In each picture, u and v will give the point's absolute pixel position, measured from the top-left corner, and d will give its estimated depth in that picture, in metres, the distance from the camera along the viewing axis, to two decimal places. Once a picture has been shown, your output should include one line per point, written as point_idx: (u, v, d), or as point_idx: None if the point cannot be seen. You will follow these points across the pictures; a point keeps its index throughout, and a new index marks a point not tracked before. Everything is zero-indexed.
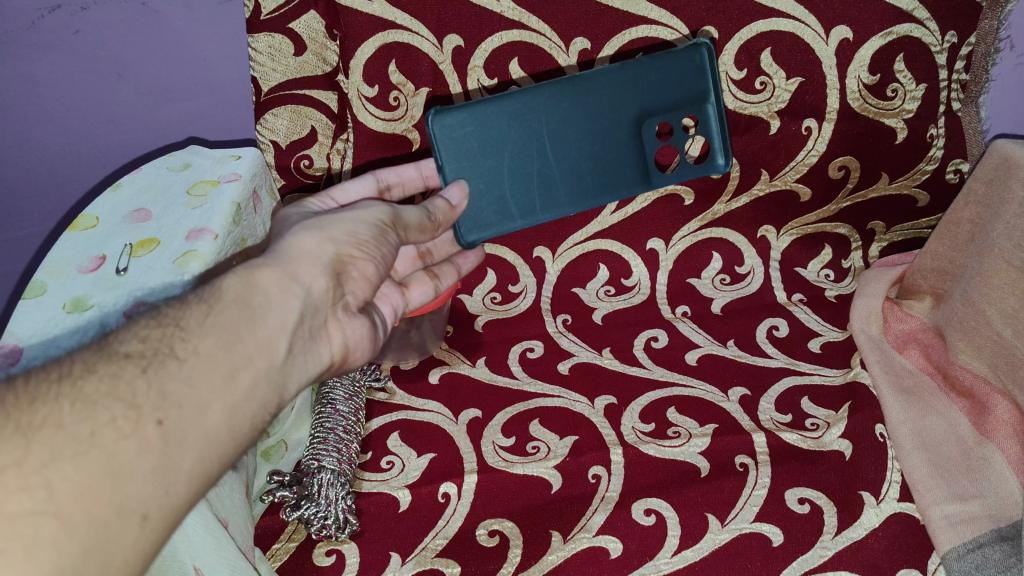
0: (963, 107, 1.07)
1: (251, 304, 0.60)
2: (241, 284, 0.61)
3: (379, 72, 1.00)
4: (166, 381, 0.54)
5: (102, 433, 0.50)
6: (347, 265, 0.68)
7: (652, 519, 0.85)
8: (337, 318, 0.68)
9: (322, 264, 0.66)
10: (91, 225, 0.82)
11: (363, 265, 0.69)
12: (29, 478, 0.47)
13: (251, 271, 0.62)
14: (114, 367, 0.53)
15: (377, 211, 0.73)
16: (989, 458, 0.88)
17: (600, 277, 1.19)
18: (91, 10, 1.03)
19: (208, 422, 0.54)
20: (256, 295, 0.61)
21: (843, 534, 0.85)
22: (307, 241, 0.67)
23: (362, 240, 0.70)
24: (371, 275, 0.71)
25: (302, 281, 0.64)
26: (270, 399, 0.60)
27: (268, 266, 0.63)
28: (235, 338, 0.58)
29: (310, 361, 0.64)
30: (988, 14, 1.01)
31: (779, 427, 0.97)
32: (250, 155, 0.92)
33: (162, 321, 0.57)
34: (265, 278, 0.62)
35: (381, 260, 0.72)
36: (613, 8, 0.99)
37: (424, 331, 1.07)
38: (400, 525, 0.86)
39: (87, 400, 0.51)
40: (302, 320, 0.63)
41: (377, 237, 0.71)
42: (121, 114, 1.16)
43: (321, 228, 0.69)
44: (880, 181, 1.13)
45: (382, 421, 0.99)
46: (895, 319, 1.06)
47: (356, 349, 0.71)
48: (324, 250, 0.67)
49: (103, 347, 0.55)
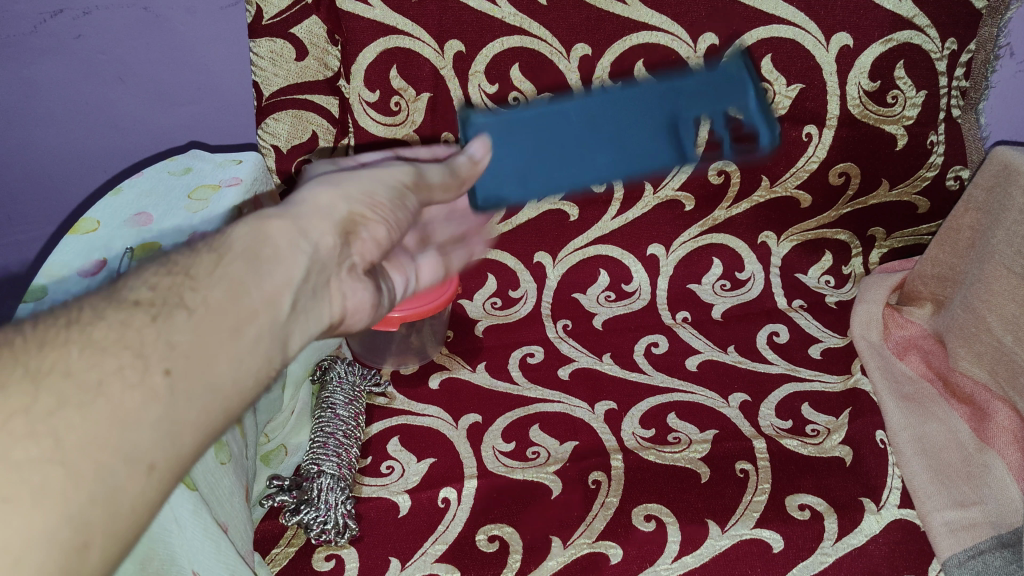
0: (963, 113, 1.08)
1: (261, 257, 0.59)
2: (252, 235, 0.60)
3: (380, 77, 1.01)
4: (174, 330, 0.53)
5: (109, 382, 0.49)
6: (358, 225, 0.67)
7: (652, 525, 0.85)
8: (339, 278, 0.66)
9: (335, 221, 0.65)
10: (92, 228, 0.81)
11: (374, 226, 0.68)
12: (35, 425, 0.46)
13: (262, 224, 0.61)
14: (123, 314, 0.53)
15: (398, 172, 0.73)
16: (989, 464, 0.87)
17: (601, 282, 1.18)
18: (94, 14, 1.04)
19: (214, 372, 0.53)
20: (266, 247, 0.60)
21: (842, 541, 0.84)
22: (321, 197, 0.66)
23: (375, 202, 0.69)
24: (382, 238, 0.69)
25: (312, 235, 0.63)
26: (274, 355, 0.58)
27: (280, 219, 0.62)
28: (242, 288, 0.57)
29: (312, 319, 0.63)
30: (988, 22, 1.01)
31: (779, 433, 0.96)
32: (251, 160, 0.93)
33: (172, 270, 0.57)
34: (276, 230, 0.61)
35: (394, 225, 0.71)
36: (613, 15, 0.99)
37: (424, 335, 1.08)
38: (400, 529, 0.86)
39: (95, 346, 0.50)
40: (309, 275, 0.62)
41: (395, 200, 0.71)
42: (123, 119, 1.16)
43: (338, 185, 0.68)
44: (880, 187, 1.13)
45: (382, 426, 0.99)
46: (895, 325, 1.06)
47: (356, 314, 0.69)
48: (338, 207, 0.66)
49: (113, 295, 0.54)
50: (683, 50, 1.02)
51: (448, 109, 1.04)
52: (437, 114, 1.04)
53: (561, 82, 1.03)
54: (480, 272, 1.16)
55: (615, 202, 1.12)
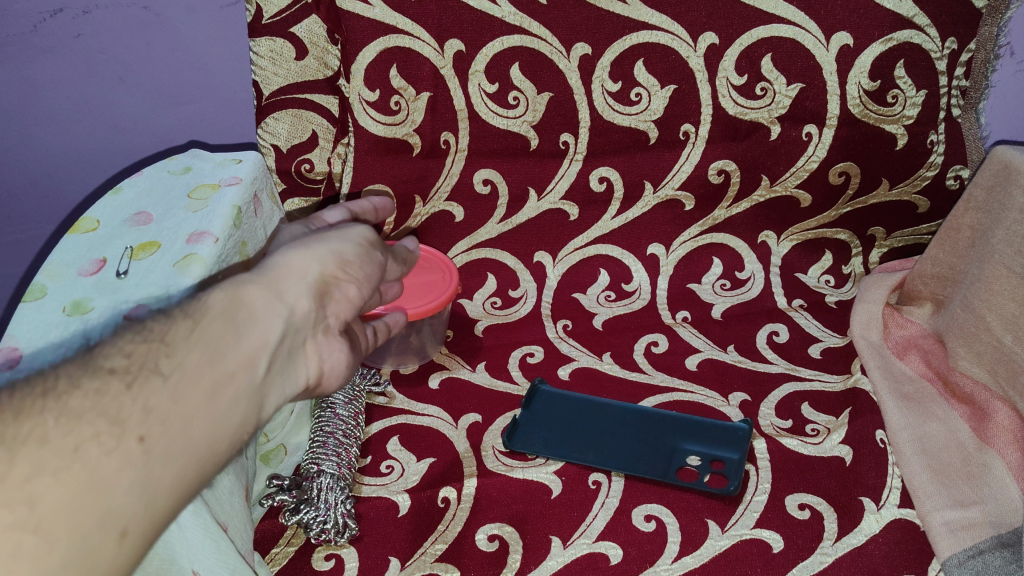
0: (963, 113, 1.08)
1: (237, 320, 0.60)
2: (227, 299, 0.61)
3: (380, 77, 1.00)
4: (149, 397, 0.54)
5: (86, 448, 0.50)
6: (330, 285, 0.69)
7: (652, 525, 0.86)
8: (316, 339, 0.68)
9: (307, 283, 0.66)
10: (92, 228, 0.81)
11: (344, 286, 0.70)
12: (12, 492, 0.48)
13: (237, 287, 0.62)
14: (99, 382, 0.54)
15: (365, 232, 0.75)
16: (990, 464, 0.87)
17: (601, 282, 1.17)
18: (94, 13, 1.04)
19: (190, 437, 0.54)
20: (240, 310, 0.61)
21: (843, 540, 0.84)
22: (296, 257, 0.67)
23: (346, 261, 0.70)
24: (353, 297, 0.71)
25: (286, 296, 0.64)
26: (250, 416, 0.59)
27: (254, 283, 0.63)
28: (219, 351, 0.58)
29: (288, 377, 0.64)
30: (988, 21, 1.02)
31: (779, 432, 0.97)
32: (251, 159, 0.92)
33: (148, 337, 0.57)
34: (250, 294, 0.62)
35: (363, 281, 0.73)
36: (614, 14, 1.00)
37: (424, 335, 1.06)
38: (400, 529, 0.86)
39: (71, 415, 0.51)
40: (284, 338, 0.63)
41: (363, 259, 0.72)
42: (123, 119, 1.16)
43: (309, 246, 0.69)
44: (880, 187, 1.13)
45: (382, 425, 0.98)
46: (895, 324, 1.06)
47: (334, 373, 0.71)
48: (311, 268, 0.67)
49: (89, 362, 0.55)
50: (683, 49, 1.02)
51: (448, 109, 1.03)
52: (437, 114, 1.03)
53: (561, 81, 1.03)
54: (480, 272, 1.16)
55: (615, 201, 1.12)
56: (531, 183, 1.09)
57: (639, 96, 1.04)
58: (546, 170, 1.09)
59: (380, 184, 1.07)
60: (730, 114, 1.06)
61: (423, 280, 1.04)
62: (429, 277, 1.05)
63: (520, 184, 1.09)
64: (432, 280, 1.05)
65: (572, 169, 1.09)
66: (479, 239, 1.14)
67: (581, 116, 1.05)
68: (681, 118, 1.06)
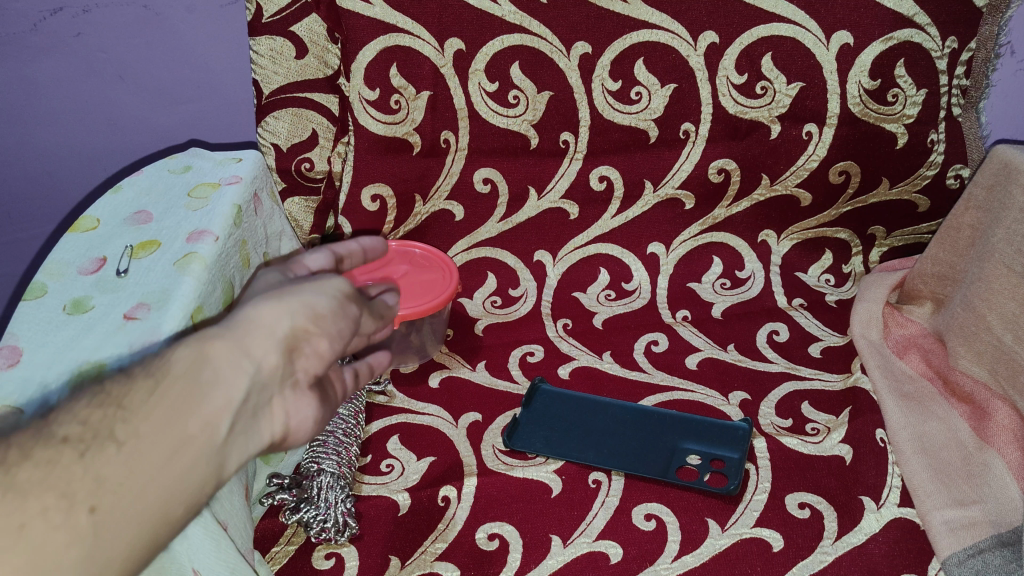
0: (964, 112, 1.08)
1: (200, 380, 0.56)
2: (191, 357, 0.57)
3: (380, 76, 1.00)
4: (103, 467, 0.50)
5: (32, 526, 0.47)
6: (301, 341, 0.63)
7: (652, 524, 0.86)
8: (282, 395, 0.63)
9: (277, 339, 0.61)
10: (92, 226, 0.81)
11: (317, 341, 0.64)
12: None
13: (203, 343, 0.58)
14: (51, 452, 0.50)
15: (338, 284, 0.69)
16: (990, 463, 0.88)
17: (601, 281, 1.17)
18: (94, 12, 1.04)
19: (142, 512, 0.51)
20: (205, 369, 0.56)
21: (843, 540, 0.84)
22: (265, 311, 0.62)
23: (320, 314, 0.65)
24: (326, 352, 0.66)
25: (253, 353, 0.59)
26: (208, 486, 0.55)
27: (221, 338, 0.58)
28: (178, 418, 0.54)
29: (251, 441, 0.59)
30: (988, 20, 1.02)
31: (779, 431, 0.97)
32: (251, 158, 0.92)
33: (105, 401, 0.54)
34: (217, 351, 0.57)
35: (338, 335, 0.67)
36: (614, 13, 1.00)
37: (424, 335, 1.05)
38: (400, 528, 0.86)
39: (14, 492, 0.48)
40: (248, 399, 0.58)
41: (337, 312, 0.67)
42: (123, 118, 1.16)
43: (280, 297, 0.64)
44: (880, 186, 1.13)
45: (382, 424, 0.99)
46: (895, 324, 1.06)
47: (302, 429, 0.66)
48: (281, 323, 0.62)
49: (41, 430, 0.52)
50: (683, 48, 1.02)
51: (448, 108, 1.03)
52: (437, 113, 1.03)
53: (561, 80, 1.03)
54: (480, 271, 1.16)
55: (615, 200, 1.12)
56: (531, 182, 1.09)
57: (639, 94, 1.04)
58: (546, 169, 1.09)
59: (381, 183, 1.07)
60: (730, 113, 1.06)
61: (424, 279, 1.04)
62: (430, 276, 1.05)
63: (520, 182, 1.09)
64: (433, 279, 1.05)
65: (572, 168, 1.09)
66: (480, 238, 1.14)
67: (581, 114, 1.05)
68: (681, 117, 1.06)
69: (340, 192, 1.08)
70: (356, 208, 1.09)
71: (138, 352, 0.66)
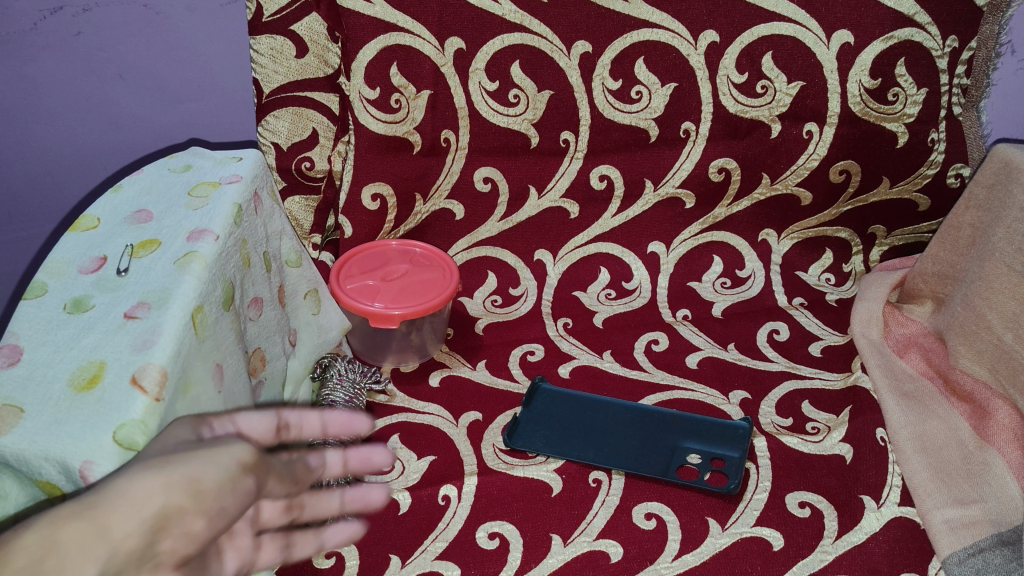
0: (964, 111, 1.09)
1: (41, 572, 0.49)
2: (41, 542, 0.50)
3: (380, 74, 1.00)
4: None
5: None
6: (170, 522, 0.54)
7: (652, 523, 0.86)
8: None
9: (139, 520, 0.53)
10: (93, 226, 0.81)
11: (190, 522, 0.54)
12: None
13: (57, 525, 0.51)
14: None
15: (240, 451, 0.59)
16: (990, 462, 0.88)
17: (601, 281, 1.16)
18: (93, 11, 1.04)
19: None
20: (49, 559, 0.50)
21: (843, 539, 0.85)
22: (138, 485, 0.54)
23: (202, 491, 0.55)
24: (203, 534, 0.55)
25: (109, 537, 0.52)
26: None
27: (77, 518, 0.52)
28: None
29: None
30: (989, 19, 1.03)
31: (779, 430, 0.97)
32: (251, 157, 0.92)
33: None
34: (68, 535, 0.51)
35: (224, 515, 0.57)
36: (615, 12, 1.00)
37: (424, 333, 1.06)
38: (400, 527, 0.86)
39: None
40: None
41: (225, 488, 0.56)
42: (123, 116, 1.15)
43: (160, 468, 0.55)
44: (880, 185, 1.13)
45: (382, 423, 0.98)
46: (895, 323, 1.06)
47: None
48: (150, 501, 0.53)
49: None
50: (683, 47, 1.02)
51: (448, 107, 1.03)
52: (437, 112, 1.03)
53: (561, 79, 1.03)
54: (480, 270, 1.15)
55: (615, 199, 1.12)
56: (531, 181, 1.09)
57: (640, 94, 1.04)
58: (546, 168, 1.09)
59: (381, 182, 1.06)
60: (731, 112, 1.06)
61: (424, 278, 1.05)
62: (430, 275, 1.06)
63: (520, 182, 1.09)
64: (433, 278, 1.05)
65: (572, 168, 1.09)
66: (480, 237, 1.14)
67: (581, 113, 1.05)
68: (682, 117, 1.06)
69: (340, 191, 1.08)
70: (356, 207, 1.07)
71: (139, 351, 0.66)
